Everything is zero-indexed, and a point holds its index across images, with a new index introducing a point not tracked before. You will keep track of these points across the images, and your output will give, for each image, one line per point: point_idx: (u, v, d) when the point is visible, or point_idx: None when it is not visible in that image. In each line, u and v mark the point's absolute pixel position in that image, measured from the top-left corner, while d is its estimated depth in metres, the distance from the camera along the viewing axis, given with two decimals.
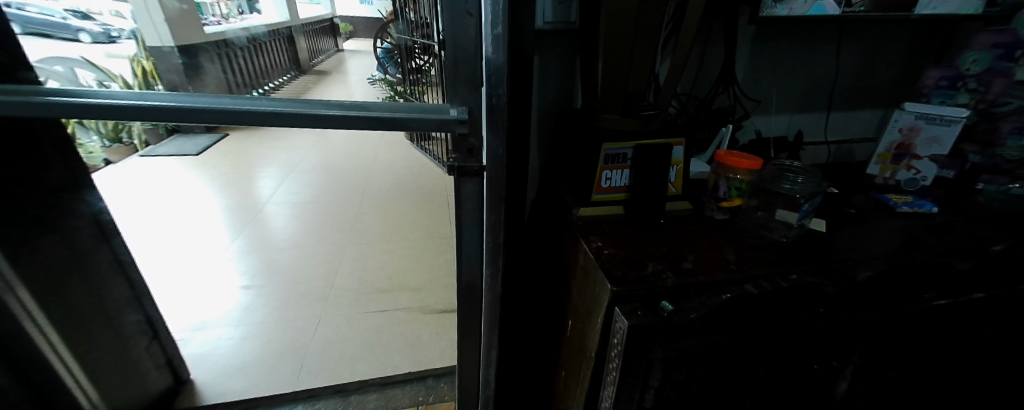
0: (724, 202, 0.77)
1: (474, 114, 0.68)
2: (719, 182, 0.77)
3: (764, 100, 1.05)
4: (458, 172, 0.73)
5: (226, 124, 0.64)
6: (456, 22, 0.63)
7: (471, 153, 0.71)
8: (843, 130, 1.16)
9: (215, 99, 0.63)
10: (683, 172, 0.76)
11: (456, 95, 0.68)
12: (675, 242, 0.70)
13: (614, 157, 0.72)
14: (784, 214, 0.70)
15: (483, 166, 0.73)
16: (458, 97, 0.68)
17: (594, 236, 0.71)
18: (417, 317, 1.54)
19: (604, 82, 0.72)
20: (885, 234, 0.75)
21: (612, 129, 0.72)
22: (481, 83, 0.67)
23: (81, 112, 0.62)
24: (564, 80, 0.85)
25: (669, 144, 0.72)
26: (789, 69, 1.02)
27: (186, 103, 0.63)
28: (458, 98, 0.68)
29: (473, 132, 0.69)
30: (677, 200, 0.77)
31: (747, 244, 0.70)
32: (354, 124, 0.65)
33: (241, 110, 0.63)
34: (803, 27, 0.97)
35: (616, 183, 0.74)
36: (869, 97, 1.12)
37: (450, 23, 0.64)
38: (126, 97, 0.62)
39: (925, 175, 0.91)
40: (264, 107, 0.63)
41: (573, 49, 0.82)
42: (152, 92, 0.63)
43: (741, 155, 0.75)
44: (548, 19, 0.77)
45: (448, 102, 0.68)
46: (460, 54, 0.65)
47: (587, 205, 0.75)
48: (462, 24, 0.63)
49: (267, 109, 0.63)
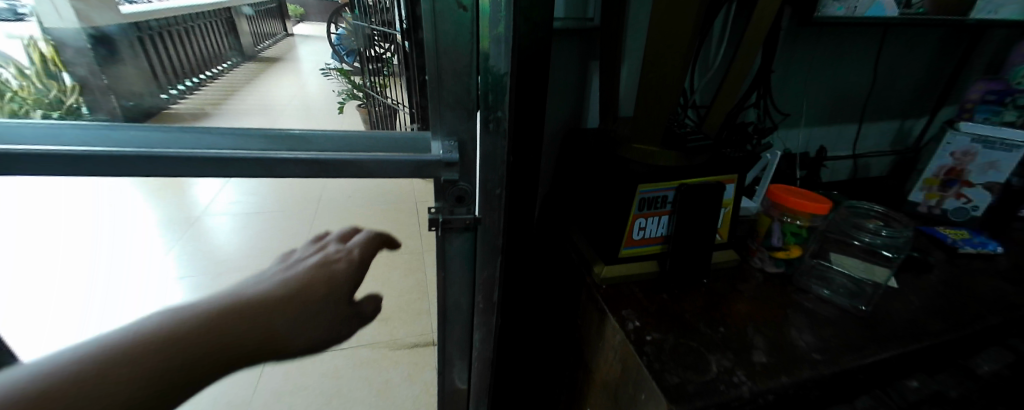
0: (779, 253, 0.60)
1: (466, 148, 0.49)
2: (773, 228, 0.60)
3: (793, 113, 0.90)
4: (441, 227, 0.53)
5: (67, 172, 0.41)
6: (441, 18, 0.43)
7: (461, 201, 0.51)
8: (866, 144, 1.04)
9: (55, 131, 0.42)
10: (733, 218, 0.59)
11: (440, 124, 0.48)
12: (731, 314, 0.54)
13: (650, 201, 0.54)
14: (843, 264, 0.60)
15: (476, 218, 0.53)
16: (442, 127, 0.48)
17: (624, 306, 0.53)
18: (386, 354, 1.36)
19: (642, 104, 0.54)
20: (960, 284, 0.63)
21: (649, 166, 0.54)
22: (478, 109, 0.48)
23: None
24: (574, 90, 0.66)
25: (721, 182, 0.56)
26: (823, 77, 0.87)
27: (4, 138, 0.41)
28: (443, 127, 0.48)
29: (464, 172, 0.50)
30: (721, 249, 0.61)
31: (818, 313, 0.54)
32: (282, 169, 0.44)
33: (90, 154, 0.40)
34: (846, 30, 0.83)
35: (651, 233, 0.57)
36: (896, 108, 1.00)
37: (431, 22, 0.43)
38: None
39: (978, 205, 0.79)
40: (132, 150, 0.41)
41: (587, 52, 0.64)
42: None
43: (808, 196, 0.58)
44: (559, 13, 0.58)
45: (432, 130, 0.48)
46: (449, 67, 0.45)
47: (613, 262, 0.57)
48: (455, 23, 0.43)
49: (134, 150, 0.41)
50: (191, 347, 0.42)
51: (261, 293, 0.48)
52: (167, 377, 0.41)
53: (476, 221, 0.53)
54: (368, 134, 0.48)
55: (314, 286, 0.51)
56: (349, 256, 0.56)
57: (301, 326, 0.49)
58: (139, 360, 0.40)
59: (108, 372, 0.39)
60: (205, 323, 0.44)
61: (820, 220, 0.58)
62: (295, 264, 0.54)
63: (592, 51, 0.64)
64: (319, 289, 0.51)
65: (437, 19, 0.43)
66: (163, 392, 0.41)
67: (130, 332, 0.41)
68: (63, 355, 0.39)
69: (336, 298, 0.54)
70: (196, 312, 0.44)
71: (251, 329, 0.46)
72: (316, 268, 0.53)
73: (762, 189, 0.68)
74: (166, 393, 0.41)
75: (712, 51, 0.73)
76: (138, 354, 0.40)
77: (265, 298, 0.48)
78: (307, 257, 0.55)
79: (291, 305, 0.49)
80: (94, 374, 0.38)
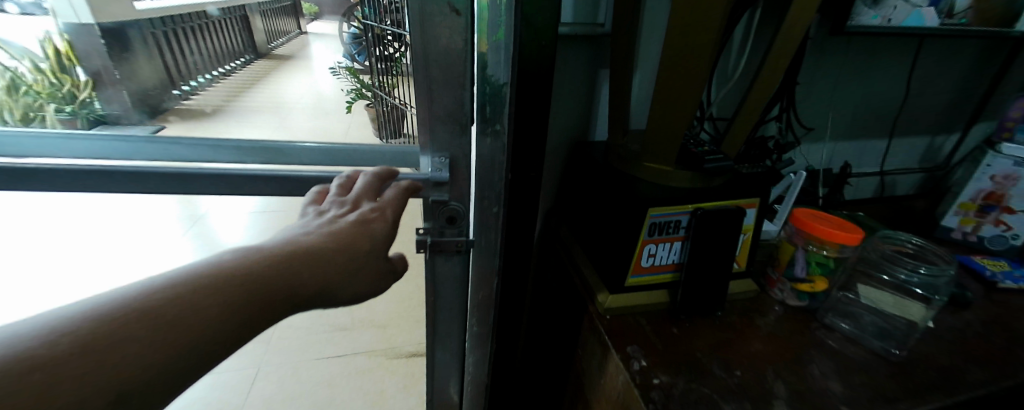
0: (803, 285, 0.55)
1: (457, 166, 0.46)
2: (797, 258, 0.55)
3: (817, 127, 0.85)
4: (430, 249, 0.49)
5: (15, 186, 0.38)
6: (430, 24, 0.39)
7: (452, 222, 0.48)
8: (895, 160, 0.97)
9: (23, 137, 0.41)
10: (751, 245, 0.54)
11: (430, 139, 0.44)
12: (749, 354, 0.48)
13: (661, 226, 0.50)
14: (871, 297, 0.54)
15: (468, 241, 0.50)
16: (433, 143, 0.44)
17: (630, 340, 0.49)
18: (382, 363, 1.30)
19: (654, 120, 0.49)
20: (1006, 324, 0.57)
21: (660, 188, 0.50)
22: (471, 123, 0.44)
23: None
24: (582, 100, 0.62)
25: (741, 207, 0.51)
26: (850, 90, 0.82)
27: None
28: (434, 143, 0.44)
29: (455, 192, 0.46)
30: (739, 279, 0.56)
31: (846, 356, 0.49)
32: (255, 187, 0.41)
33: (38, 168, 0.37)
34: (877, 41, 0.77)
35: (661, 260, 0.52)
36: (929, 124, 0.94)
37: (419, 28, 0.39)
38: None
39: (1019, 233, 0.72)
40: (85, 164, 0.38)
41: (597, 60, 0.59)
42: None
43: (837, 225, 0.53)
44: (567, 18, 0.53)
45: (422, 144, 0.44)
46: (439, 78, 0.41)
47: (620, 290, 0.52)
48: (446, 30, 0.39)
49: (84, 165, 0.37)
50: (271, 288, 0.34)
51: (300, 245, 0.37)
52: (243, 316, 0.33)
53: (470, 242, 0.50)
54: (351, 146, 0.47)
55: (358, 241, 0.39)
56: (389, 212, 0.41)
57: (349, 278, 0.38)
58: (205, 302, 0.32)
59: (189, 303, 0.31)
60: (269, 268, 0.35)
61: (849, 250, 0.53)
62: (325, 219, 0.39)
63: (602, 59, 0.59)
64: (366, 245, 0.39)
65: (425, 25, 0.38)
66: (234, 336, 0.33)
67: (189, 269, 0.33)
68: (119, 293, 0.31)
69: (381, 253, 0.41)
70: (253, 253, 0.35)
71: (307, 279, 0.36)
72: (354, 226, 0.39)
73: (784, 213, 0.63)
74: (233, 333, 0.33)
75: (731, 60, 0.68)
76: (196, 294, 0.32)
77: (311, 248, 0.37)
78: (336, 213, 0.40)
79: (346, 259, 0.38)
80: (180, 305, 0.31)
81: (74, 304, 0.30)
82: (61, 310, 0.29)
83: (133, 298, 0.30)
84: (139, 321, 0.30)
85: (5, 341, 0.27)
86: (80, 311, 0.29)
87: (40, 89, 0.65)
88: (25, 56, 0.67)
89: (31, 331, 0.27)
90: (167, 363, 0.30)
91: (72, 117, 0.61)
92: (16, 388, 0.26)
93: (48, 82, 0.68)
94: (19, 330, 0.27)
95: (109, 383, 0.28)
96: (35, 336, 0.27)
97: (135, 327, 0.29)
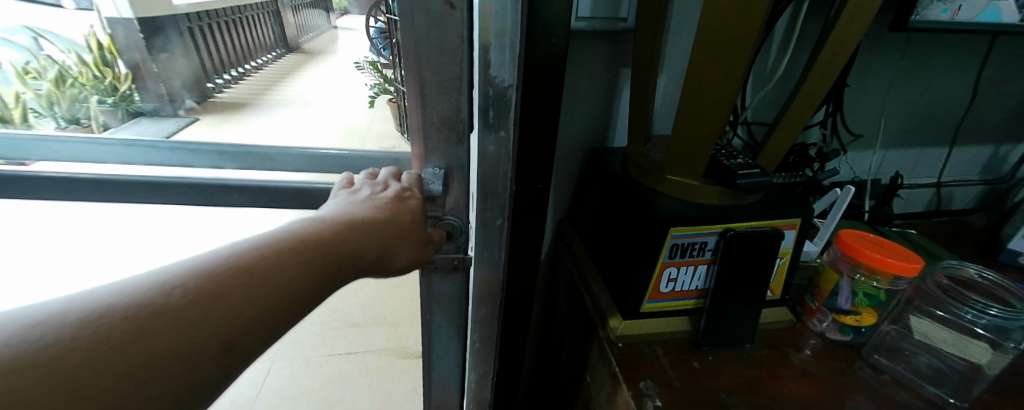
0: (846, 318, 0.49)
1: (454, 176, 0.46)
2: (841, 287, 0.49)
3: (866, 134, 0.76)
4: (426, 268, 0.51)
5: (121, 192, 0.49)
6: (421, 30, 0.38)
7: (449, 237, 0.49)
8: (955, 171, 0.87)
9: (120, 147, 0.51)
10: (789, 270, 0.48)
11: (424, 148, 0.44)
12: (783, 396, 0.43)
13: (684, 248, 0.44)
14: (925, 334, 0.47)
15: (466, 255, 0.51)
16: (428, 151, 0.44)
17: (643, 374, 0.44)
18: (392, 362, 1.28)
19: (678, 130, 0.43)
20: None
21: (682, 205, 0.44)
22: (466, 131, 0.43)
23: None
24: (602, 102, 0.56)
25: (778, 229, 0.45)
26: (908, 93, 0.73)
27: (95, 155, 0.51)
28: (429, 153, 0.44)
29: (449, 205, 0.48)
30: (772, 307, 0.50)
31: (896, 404, 0.43)
32: (286, 196, 0.50)
33: (141, 182, 0.48)
34: (943, 37, 0.68)
35: (682, 285, 0.46)
36: (998, 131, 0.83)
37: (408, 29, 0.38)
38: (24, 143, 0.51)
39: None
40: (168, 179, 0.48)
41: (619, 58, 0.54)
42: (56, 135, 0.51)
43: (888, 250, 0.47)
44: (584, 12, 0.48)
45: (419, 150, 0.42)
46: (432, 79, 0.40)
47: (634, 316, 0.47)
48: (440, 30, 0.38)
49: (170, 180, 0.49)
50: (342, 250, 0.36)
51: (357, 214, 0.39)
52: (323, 277, 0.34)
53: (464, 258, 0.50)
54: (365, 154, 0.52)
55: (401, 214, 0.41)
56: (417, 187, 0.45)
57: (401, 244, 0.41)
58: (289, 258, 0.32)
59: (274, 260, 0.32)
60: (338, 233, 0.36)
61: (904, 282, 0.46)
62: (368, 194, 0.42)
63: (624, 57, 0.54)
64: (407, 217, 0.42)
65: (414, 27, 0.37)
66: (314, 294, 0.33)
67: (264, 234, 0.33)
68: (205, 255, 0.30)
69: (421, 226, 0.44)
70: (323, 219, 0.37)
71: (370, 243, 0.38)
72: (393, 201, 0.42)
73: (827, 232, 0.57)
74: (320, 284, 0.34)
75: (771, 58, 0.61)
76: (282, 254, 0.32)
77: (367, 216, 0.39)
78: (372, 191, 0.42)
79: (399, 227, 0.40)
80: (267, 261, 0.31)
81: (165, 264, 0.29)
82: (155, 270, 0.28)
83: (224, 258, 0.30)
84: (234, 275, 0.29)
85: (112, 297, 0.26)
86: (175, 268, 0.28)
87: (86, 81, 0.53)
88: (71, 50, 0.51)
89: (131, 287, 0.27)
90: (263, 317, 0.30)
91: (116, 108, 0.55)
92: (121, 345, 0.25)
93: (93, 75, 0.53)
94: (119, 291, 0.26)
95: (209, 336, 0.27)
96: (142, 289, 0.27)
97: (233, 280, 0.29)
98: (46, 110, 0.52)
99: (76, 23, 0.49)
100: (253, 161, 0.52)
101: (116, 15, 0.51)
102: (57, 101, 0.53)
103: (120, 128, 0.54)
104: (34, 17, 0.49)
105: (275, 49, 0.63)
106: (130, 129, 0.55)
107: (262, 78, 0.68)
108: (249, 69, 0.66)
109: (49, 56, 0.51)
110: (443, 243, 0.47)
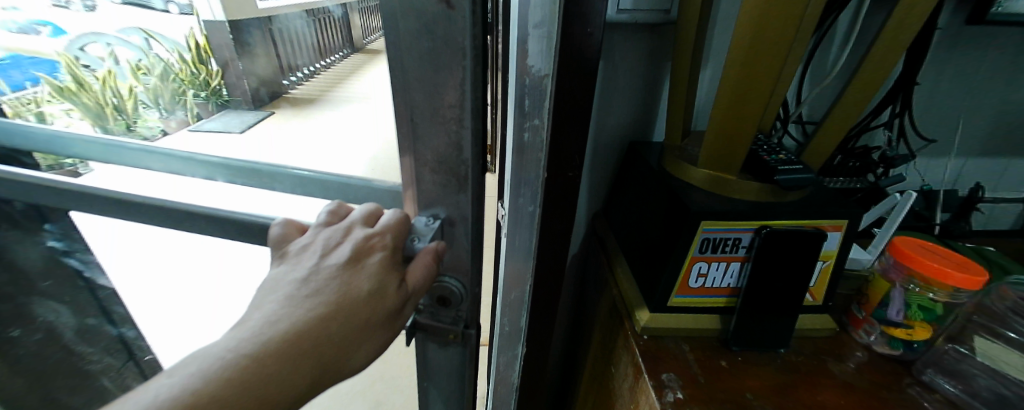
0: (896, 330, 0.46)
1: (454, 226, 0.45)
2: (893, 297, 0.46)
3: (937, 138, 0.70)
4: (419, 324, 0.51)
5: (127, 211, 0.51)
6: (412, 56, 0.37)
7: (443, 303, 0.50)
8: None
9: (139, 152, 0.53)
10: (833, 275, 0.46)
11: (420, 193, 0.43)
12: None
13: (714, 243, 0.43)
14: (990, 355, 0.43)
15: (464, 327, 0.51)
16: (426, 199, 0.44)
17: (666, 367, 0.44)
18: None
19: (711, 134, 0.43)
20: None
21: (718, 202, 0.43)
22: (468, 176, 0.42)
23: (47, 144, 0.57)
24: (641, 96, 0.56)
25: (823, 230, 0.43)
26: (991, 95, 0.66)
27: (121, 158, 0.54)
28: (426, 200, 0.44)
29: (451, 263, 0.47)
30: (814, 313, 0.48)
31: None
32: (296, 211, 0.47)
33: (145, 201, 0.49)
34: None
35: (712, 282, 0.46)
36: None
37: None
38: (64, 142, 0.55)
39: None
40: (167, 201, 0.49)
41: (660, 51, 0.54)
42: (85, 138, 0.54)
43: (952, 262, 0.43)
44: (626, 4, 0.49)
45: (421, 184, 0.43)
46: (424, 109, 0.39)
47: (661, 309, 0.47)
48: (435, 43, 0.36)
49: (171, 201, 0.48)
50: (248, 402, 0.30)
51: (288, 328, 0.33)
52: None
53: (462, 332, 0.51)
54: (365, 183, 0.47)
55: (351, 318, 0.35)
56: (383, 249, 0.39)
57: (349, 351, 0.35)
58: None
59: None
60: (254, 375, 0.31)
61: (965, 296, 0.43)
62: (310, 270, 0.36)
63: (665, 50, 0.54)
64: (355, 322, 0.35)
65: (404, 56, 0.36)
66: None
67: (154, 394, 0.29)
68: None
69: (379, 301, 0.37)
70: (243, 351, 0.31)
71: (293, 378, 0.32)
72: (332, 288, 0.35)
73: (882, 240, 0.54)
74: None
75: (828, 54, 0.59)
76: None
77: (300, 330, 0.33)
78: (316, 269, 0.36)
79: (336, 336, 0.34)
80: None
81: None
82: None
83: None
84: None
85: None
86: None
87: (186, 77, 0.58)
88: (175, 50, 0.56)
89: None
90: None
91: (207, 101, 0.59)
92: None
93: (190, 72, 0.57)
94: None
95: None
96: None
97: None
98: (152, 101, 0.59)
99: (179, 26, 0.53)
100: (248, 177, 0.51)
101: (211, 17, 0.51)
102: (160, 93, 0.59)
103: (210, 119, 0.59)
104: (148, 21, 0.54)
105: (343, 49, 0.53)
106: (220, 120, 0.58)
107: (327, 79, 0.57)
108: (313, 71, 0.56)
109: (157, 54, 0.56)
110: (414, 288, 0.40)
